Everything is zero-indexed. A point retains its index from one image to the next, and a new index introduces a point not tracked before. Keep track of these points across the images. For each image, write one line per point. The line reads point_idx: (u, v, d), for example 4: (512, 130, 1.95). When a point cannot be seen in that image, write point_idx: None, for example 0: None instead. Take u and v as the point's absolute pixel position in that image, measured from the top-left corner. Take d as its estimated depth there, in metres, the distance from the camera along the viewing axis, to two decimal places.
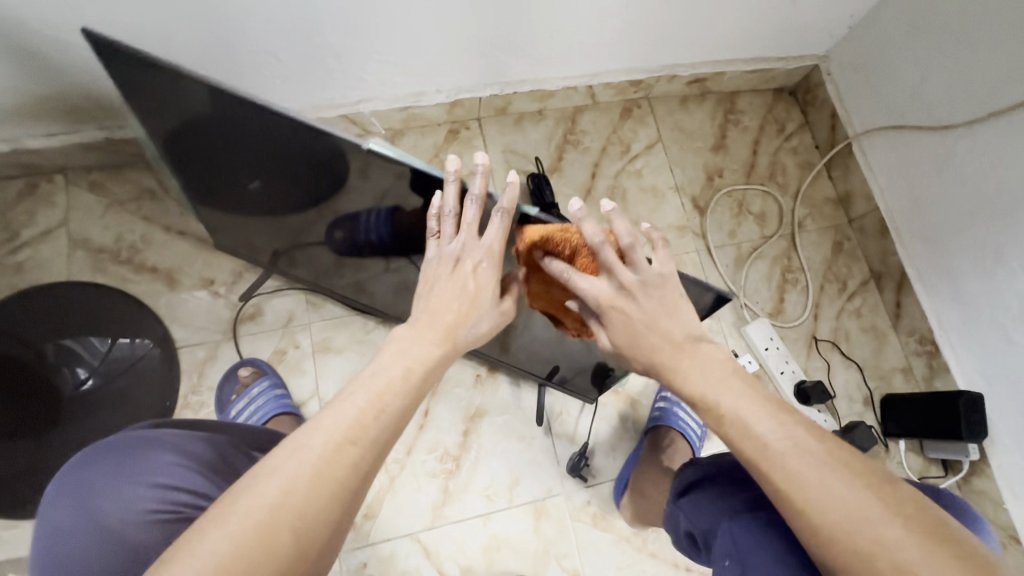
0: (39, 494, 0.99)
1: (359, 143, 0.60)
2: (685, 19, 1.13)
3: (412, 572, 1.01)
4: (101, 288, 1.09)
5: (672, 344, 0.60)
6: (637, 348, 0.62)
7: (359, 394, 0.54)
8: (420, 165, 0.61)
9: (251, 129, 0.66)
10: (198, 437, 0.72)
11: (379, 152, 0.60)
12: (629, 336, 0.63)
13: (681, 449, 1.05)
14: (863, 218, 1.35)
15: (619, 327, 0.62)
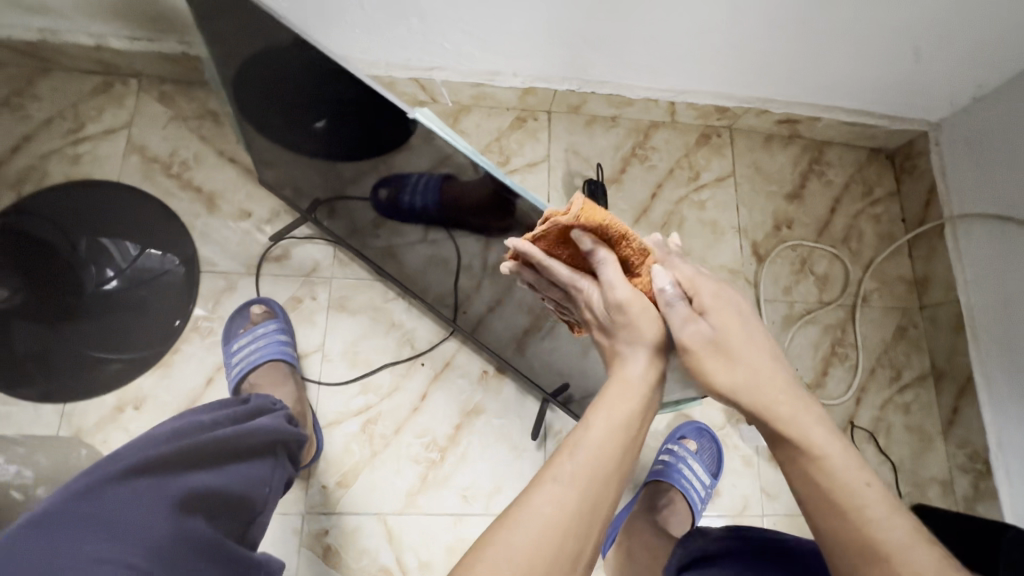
0: (38, 378, 1.00)
1: (407, 109, 0.61)
2: (792, 53, 1.04)
3: (371, 553, 0.98)
4: (147, 197, 1.11)
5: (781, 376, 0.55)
6: (745, 345, 0.55)
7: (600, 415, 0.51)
8: (459, 145, 0.59)
9: (332, 71, 0.67)
10: (167, 495, 0.52)
11: (424, 122, 0.60)
12: (739, 334, 0.55)
13: (679, 510, 0.99)
14: (937, 308, 1.22)
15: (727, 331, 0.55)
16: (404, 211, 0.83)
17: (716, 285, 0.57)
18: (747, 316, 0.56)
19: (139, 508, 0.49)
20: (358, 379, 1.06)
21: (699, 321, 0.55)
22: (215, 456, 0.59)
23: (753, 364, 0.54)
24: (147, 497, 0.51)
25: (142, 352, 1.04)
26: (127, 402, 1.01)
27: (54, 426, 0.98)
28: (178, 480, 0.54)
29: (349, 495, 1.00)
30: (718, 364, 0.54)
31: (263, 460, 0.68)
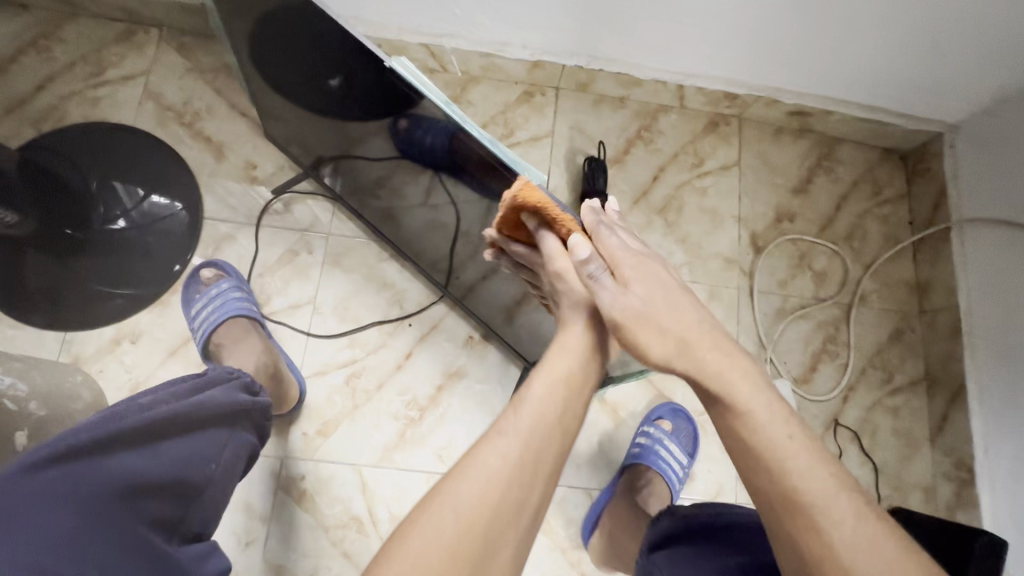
0: (42, 307, 1.05)
1: (384, 58, 0.65)
2: (804, 41, 1.03)
3: (343, 501, 1.01)
4: (158, 143, 1.15)
5: (721, 345, 0.51)
6: (674, 314, 0.52)
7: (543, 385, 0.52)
8: (436, 99, 0.64)
9: (336, 38, 0.69)
10: (87, 473, 0.53)
11: (402, 76, 0.64)
12: (664, 301, 0.53)
13: (659, 492, 0.99)
14: (937, 313, 1.20)
15: (651, 286, 0.53)
16: (418, 151, 0.77)
17: (635, 253, 0.55)
18: (668, 280, 0.54)
19: (53, 502, 0.50)
20: (346, 334, 1.09)
21: (628, 292, 0.53)
22: (150, 438, 0.60)
23: (684, 336, 0.51)
24: (64, 487, 0.51)
25: (142, 290, 1.07)
26: (124, 336, 1.05)
27: (54, 352, 1.03)
28: (105, 466, 0.54)
29: (327, 444, 1.03)
30: (652, 338, 0.51)
31: (212, 435, 0.69)
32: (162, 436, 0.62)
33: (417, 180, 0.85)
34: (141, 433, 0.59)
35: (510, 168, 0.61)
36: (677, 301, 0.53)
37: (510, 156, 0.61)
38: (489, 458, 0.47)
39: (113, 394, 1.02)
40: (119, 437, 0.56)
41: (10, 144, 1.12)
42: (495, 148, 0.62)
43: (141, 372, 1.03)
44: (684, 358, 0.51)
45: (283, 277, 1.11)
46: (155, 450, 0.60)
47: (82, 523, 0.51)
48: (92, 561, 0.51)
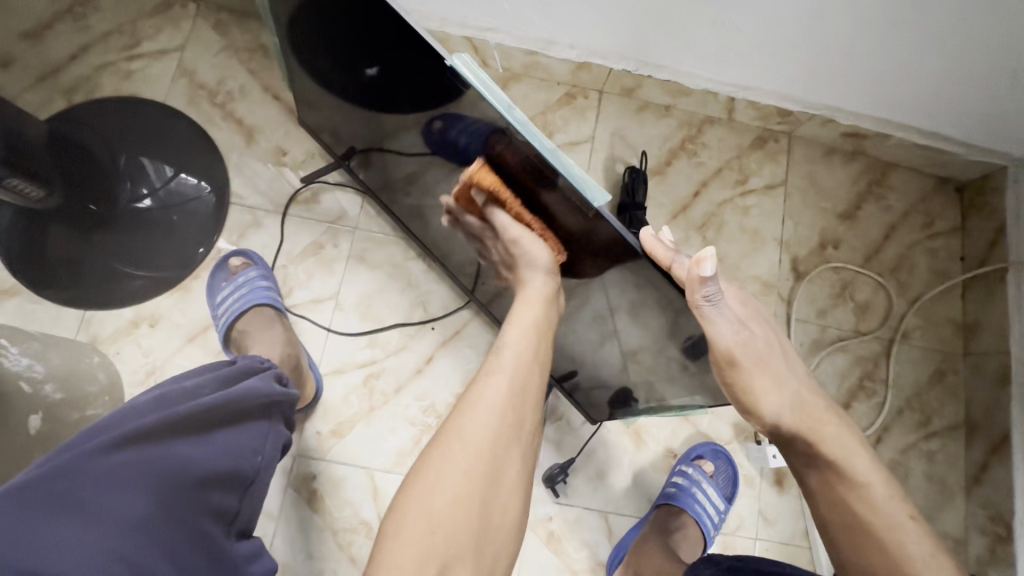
0: (64, 282, 1.03)
1: (445, 54, 0.58)
2: (873, 60, 0.96)
3: (353, 505, 0.98)
4: (189, 122, 1.12)
5: (824, 405, 0.62)
6: (786, 365, 0.61)
7: (514, 334, 0.64)
8: (495, 98, 0.56)
9: (386, 27, 0.64)
10: (150, 456, 0.54)
11: (460, 69, 0.58)
12: (772, 347, 0.62)
13: (690, 535, 0.97)
14: (983, 357, 1.14)
15: (761, 336, 0.61)
16: (449, 152, 0.74)
17: (738, 295, 0.63)
18: (774, 329, 0.63)
19: (123, 485, 0.51)
20: (367, 333, 1.06)
21: (745, 335, 0.59)
22: (200, 427, 0.61)
23: (789, 382, 0.61)
24: (130, 470, 0.52)
25: (164, 272, 1.05)
26: (143, 319, 1.03)
27: (73, 330, 1.01)
28: (164, 453, 0.56)
29: (341, 445, 1.01)
30: (766, 382, 0.60)
31: (254, 427, 0.68)
32: (210, 427, 0.62)
33: (446, 178, 0.81)
34: (190, 421, 0.60)
35: (574, 188, 0.53)
36: (783, 350, 0.62)
37: (573, 173, 0.54)
38: (482, 410, 0.57)
39: (129, 377, 1.00)
40: (173, 424, 0.58)
41: (41, 114, 1.10)
42: (557, 161, 0.54)
43: (158, 356, 1.01)
44: (788, 404, 0.60)
45: (307, 269, 1.08)
46: (207, 439, 0.61)
47: (152, 506, 0.52)
48: (166, 544, 0.52)
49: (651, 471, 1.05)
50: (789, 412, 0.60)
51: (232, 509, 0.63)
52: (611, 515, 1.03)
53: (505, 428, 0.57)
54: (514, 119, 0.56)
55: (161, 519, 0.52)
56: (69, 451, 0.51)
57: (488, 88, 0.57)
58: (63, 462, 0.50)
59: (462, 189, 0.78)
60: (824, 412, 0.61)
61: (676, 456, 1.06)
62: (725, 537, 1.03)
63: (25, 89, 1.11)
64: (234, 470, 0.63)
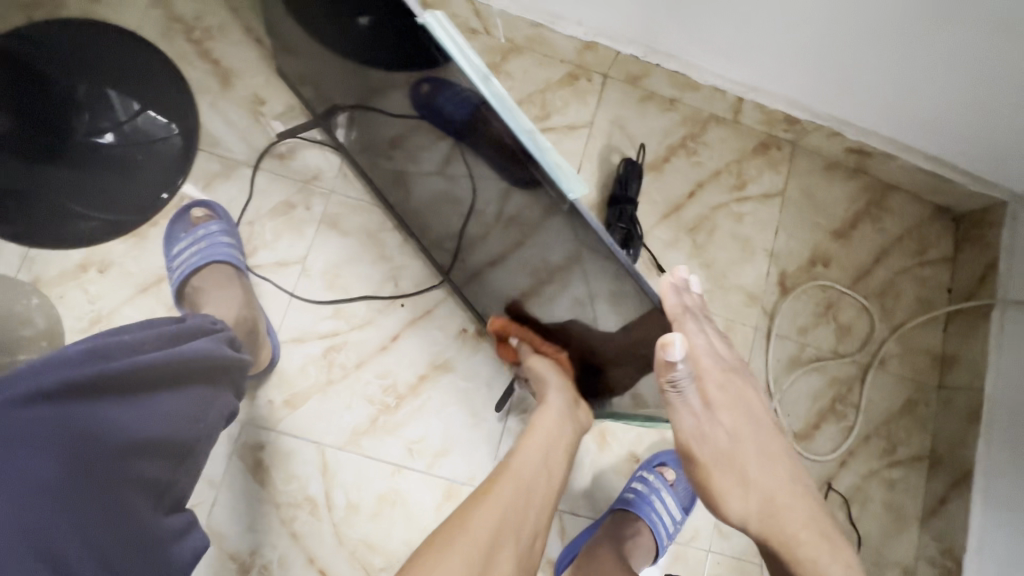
0: (9, 214, 0.95)
1: (417, 13, 0.57)
2: (889, 74, 0.92)
3: (300, 480, 0.94)
4: (161, 56, 1.03)
5: (802, 509, 0.64)
6: (763, 466, 0.64)
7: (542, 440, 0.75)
8: (469, 70, 0.57)
9: None
10: (76, 419, 0.48)
11: (432, 29, 0.57)
12: (739, 436, 0.64)
13: (642, 543, 0.95)
14: (956, 391, 1.13)
15: (733, 420, 0.64)
16: (435, 119, 0.70)
17: (727, 376, 0.64)
18: (751, 413, 0.65)
19: (42, 447, 0.45)
20: (332, 303, 1.00)
21: (712, 425, 0.63)
22: (136, 388, 0.54)
23: (757, 476, 0.63)
24: (54, 430, 0.46)
25: (120, 216, 0.98)
26: (92, 263, 0.96)
27: (13, 268, 0.94)
28: (93, 413, 0.49)
29: (292, 417, 0.96)
30: (733, 472, 0.63)
31: (195, 392, 0.62)
32: (147, 389, 0.55)
33: (435, 144, 0.76)
34: (128, 380, 0.53)
35: (549, 175, 0.57)
36: (760, 439, 0.64)
37: (550, 161, 0.57)
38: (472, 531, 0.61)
39: (71, 323, 0.93)
40: (105, 379, 0.51)
41: None
42: (533, 143, 0.57)
43: (106, 305, 0.95)
44: (748, 496, 0.63)
45: (274, 229, 1.01)
46: (143, 403, 0.55)
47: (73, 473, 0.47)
48: (83, 518, 0.47)
49: (611, 475, 1.03)
50: (750, 510, 0.64)
51: (164, 481, 0.58)
52: (566, 514, 1.01)
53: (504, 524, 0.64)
54: (491, 92, 0.57)
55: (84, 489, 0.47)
56: None
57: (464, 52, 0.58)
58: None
59: (452, 156, 0.74)
60: (789, 508, 0.64)
61: (638, 461, 1.04)
62: (678, 546, 1.02)
63: None
64: (170, 439, 0.57)
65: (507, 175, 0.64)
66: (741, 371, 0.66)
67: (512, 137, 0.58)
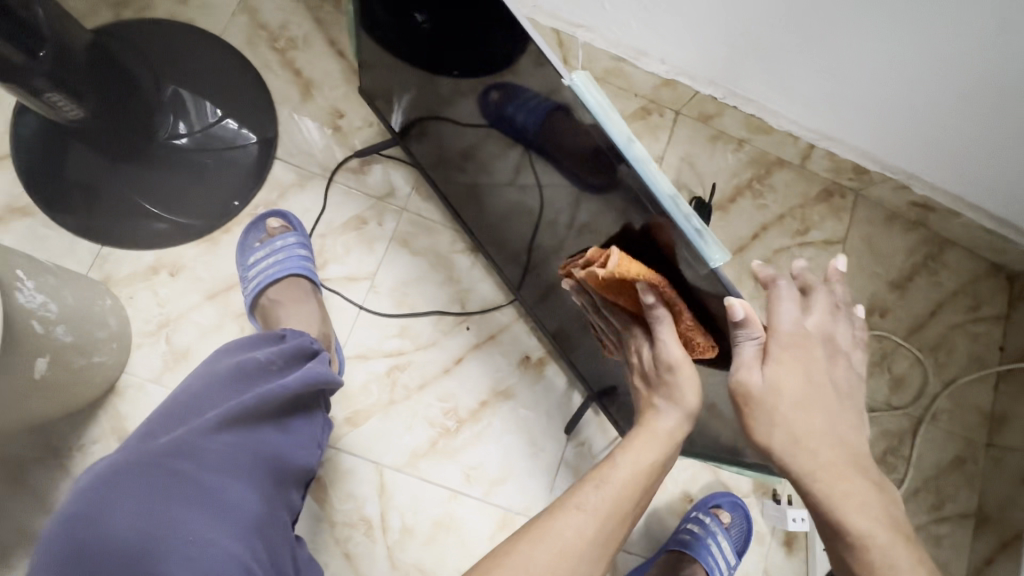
0: (83, 211, 0.95)
1: (563, 75, 0.54)
2: (972, 138, 0.92)
3: (358, 500, 0.94)
4: (243, 62, 1.03)
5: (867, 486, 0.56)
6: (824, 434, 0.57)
7: (626, 465, 0.60)
8: (612, 130, 0.52)
9: None
10: (249, 446, 0.61)
11: (581, 91, 0.53)
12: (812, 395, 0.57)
13: None
14: (1007, 452, 1.13)
15: (801, 375, 0.56)
16: (506, 128, 0.69)
17: (794, 338, 0.57)
18: (818, 379, 0.57)
19: (224, 468, 0.58)
20: (398, 321, 1.00)
21: (754, 371, 0.56)
22: (282, 415, 0.67)
23: (813, 433, 0.57)
24: (235, 452, 0.60)
25: (190, 220, 0.97)
26: (163, 266, 0.96)
27: (85, 266, 0.94)
28: (253, 437, 0.62)
29: (354, 434, 0.95)
30: (786, 416, 0.57)
31: (318, 417, 0.74)
32: (290, 415, 0.68)
33: (506, 153, 0.74)
34: (270, 410, 0.65)
35: (689, 240, 0.50)
36: (814, 403, 0.57)
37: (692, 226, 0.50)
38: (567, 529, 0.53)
39: (139, 325, 0.93)
40: (258, 408, 0.63)
41: (86, 23, 1.01)
42: (676, 209, 0.51)
43: (174, 309, 0.95)
44: (793, 448, 0.56)
45: (346, 244, 1.01)
46: (288, 428, 0.68)
47: (244, 487, 0.59)
48: (260, 530, 0.59)
49: (664, 512, 1.03)
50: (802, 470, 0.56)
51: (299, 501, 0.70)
52: (618, 551, 1.01)
53: (594, 549, 0.53)
54: (632, 154, 0.52)
55: (255, 500, 0.60)
56: (187, 429, 0.59)
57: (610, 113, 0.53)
58: (178, 438, 0.58)
59: (523, 163, 0.72)
60: (848, 482, 0.55)
61: (692, 501, 1.04)
62: None
63: None
64: (302, 460, 0.68)
65: (574, 180, 0.63)
66: (816, 336, 0.58)
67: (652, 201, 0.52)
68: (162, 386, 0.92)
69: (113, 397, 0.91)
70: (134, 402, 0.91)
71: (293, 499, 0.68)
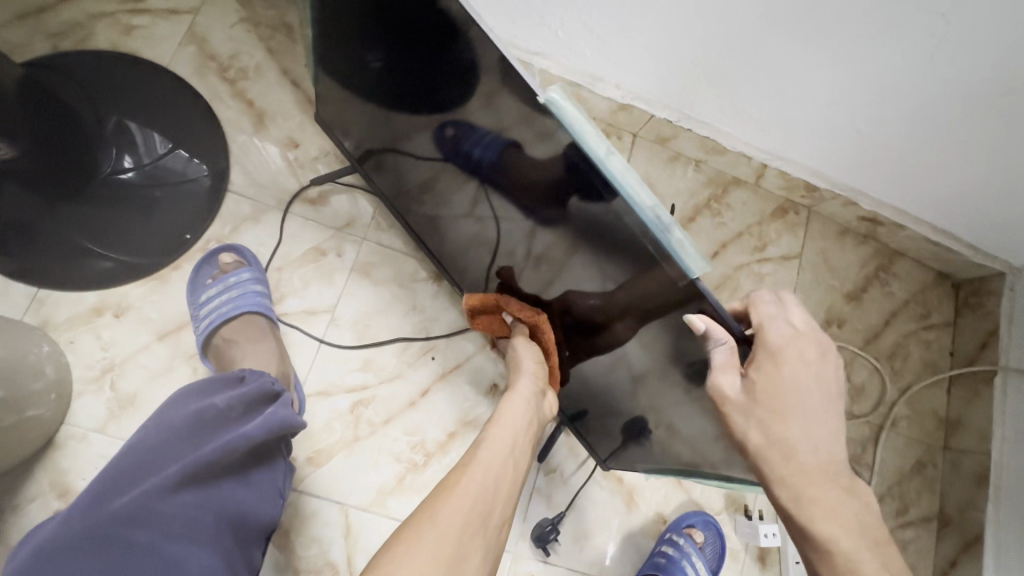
0: (18, 252, 0.90)
1: (541, 91, 0.49)
2: (911, 154, 0.96)
3: (323, 544, 0.90)
4: (192, 93, 1.01)
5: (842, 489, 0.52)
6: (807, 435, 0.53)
7: (503, 433, 0.65)
8: (594, 145, 0.48)
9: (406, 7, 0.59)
10: (205, 505, 0.60)
11: (559, 109, 0.48)
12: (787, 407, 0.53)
13: None
14: (963, 454, 1.17)
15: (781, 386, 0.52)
16: (462, 162, 0.70)
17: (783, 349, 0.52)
18: (811, 384, 0.52)
19: (182, 533, 0.57)
20: (361, 355, 0.97)
21: (731, 375, 0.52)
22: (244, 468, 0.65)
23: (791, 438, 0.53)
24: (188, 512, 0.58)
25: (136, 258, 0.93)
26: (107, 307, 0.91)
27: (20, 310, 0.88)
28: (211, 495, 0.61)
29: (316, 475, 0.91)
30: (762, 420, 0.53)
31: (278, 467, 0.72)
32: (251, 467, 0.66)
33: (462, 187, 0.75)
34: (232, 464, 0.63)
35: (668, 253, 0.47)
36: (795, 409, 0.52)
37: (671, 240, 0.47)
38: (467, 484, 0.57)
39: (80, 371, 0.88)
40: (218, 464, 0.61)
41: (18, 56, 0.96)
42: (653, 222, 0.47)
43: (119, 353, 0.90)
44: (770, 450, 0.54)
45: (304, 277, 0.98)
46: (248, 480, 0.66)
47: (200, 549, 0.58)
48: None
49: (638, 536, 1.02)
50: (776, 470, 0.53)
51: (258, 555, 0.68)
52: None
53: (481, 504, 0.56)
54: (611, 171, 0.47)
55: (218, 562, 0.59)
56: (141, 492, 0.57)
57: (585, 129, 0.48)
58: (130, 504, 0.56)
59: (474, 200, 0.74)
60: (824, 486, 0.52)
61: (666, 522, 1.03)
62: None
63: (2, 25, 0.98)
64: (266, 513, 0.67)
65: (527, 213, 0.62)
66: (818, 343, 0.53)
67: (631, 218, 0.48)
68: (107, 435, 0.86)
69: (53, 450, 0.85)
70: (75, 454, 0.85)
71: (252, 555, 0.67)
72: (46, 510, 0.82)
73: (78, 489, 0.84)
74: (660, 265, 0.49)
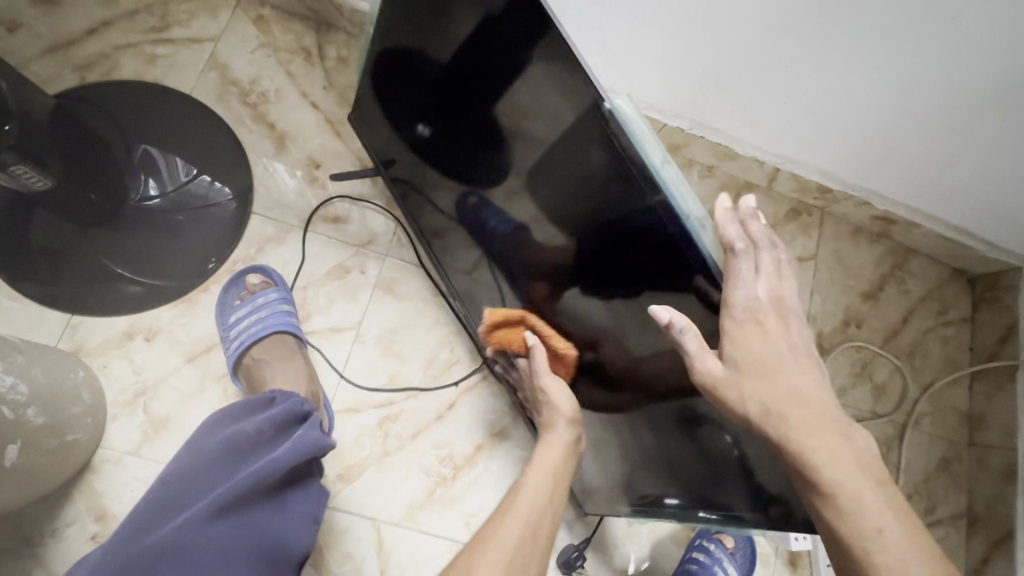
0: (51, 280, 0.92)
1: (608, 95, 0.52)
2: (926, 152, 0.97)
3: (356, 560, 0.90)
4: (215, 118, 1.03)
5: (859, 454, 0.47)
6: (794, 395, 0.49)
7: (538, 471, 0.66)
8: (653, 155, 0.51)
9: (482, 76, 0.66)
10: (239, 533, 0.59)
11: (624, 114, 0.51)
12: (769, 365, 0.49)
13: None
14: (989, 450, 1.17)
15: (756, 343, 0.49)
16: (478, 227, 0.82)
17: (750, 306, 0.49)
18: (781, 341, 0.49)
19: (218, 563, 0.56)
20: (388, 370, 0.98)
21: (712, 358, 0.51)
22: (276, 493, 0.65)
23: (780, 397, 0.49)
24: (223, 541, 0.58)
25: (165, 282, 0.94)
26: (138, 331, 0.93)
27: (55, 336, 0.90)
28: (245, 522, 0.60)
29: (347, 491, 0.92)
30: (754, 386, 0.49)
31: (309, 489, 0.72)
32: (284, 491, 0.67)
33: (469, 250, 0.88)
34: (265, 489, 0.63)
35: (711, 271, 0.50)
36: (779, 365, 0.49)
37: (714, 256, 0.50)
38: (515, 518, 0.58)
39: (114, 395, 0.89)
40: (254, 488, 0.61)
41: (47, 89, 0.99)
42: (699, 238, 0.50)
43: (151, 376, 0.91)
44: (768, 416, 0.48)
45: (328, 294, 1.00)
46: (281, 505, 0.66)
47: None
48: None
49: (667, 543, 1.02)
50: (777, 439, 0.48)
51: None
52: None
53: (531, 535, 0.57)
54: (662, 179, 0.51)
55: None
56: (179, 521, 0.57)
57: (643, 135, 0.51)
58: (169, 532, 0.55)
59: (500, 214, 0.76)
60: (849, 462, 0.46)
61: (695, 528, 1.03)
62: None
63: (32, 59, 1.01)
64: (299, 539, 0.67)
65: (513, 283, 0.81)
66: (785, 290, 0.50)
67: (676, 228, 0.51)
68: (142, 458, 0.88)
69: (89, 474, 0.86)
70: (111, 477, 0.86)
71: None
72: (85, 533, 0.83)
73: (115, 513, 0.85)
74: (699, 283, 0.52)
